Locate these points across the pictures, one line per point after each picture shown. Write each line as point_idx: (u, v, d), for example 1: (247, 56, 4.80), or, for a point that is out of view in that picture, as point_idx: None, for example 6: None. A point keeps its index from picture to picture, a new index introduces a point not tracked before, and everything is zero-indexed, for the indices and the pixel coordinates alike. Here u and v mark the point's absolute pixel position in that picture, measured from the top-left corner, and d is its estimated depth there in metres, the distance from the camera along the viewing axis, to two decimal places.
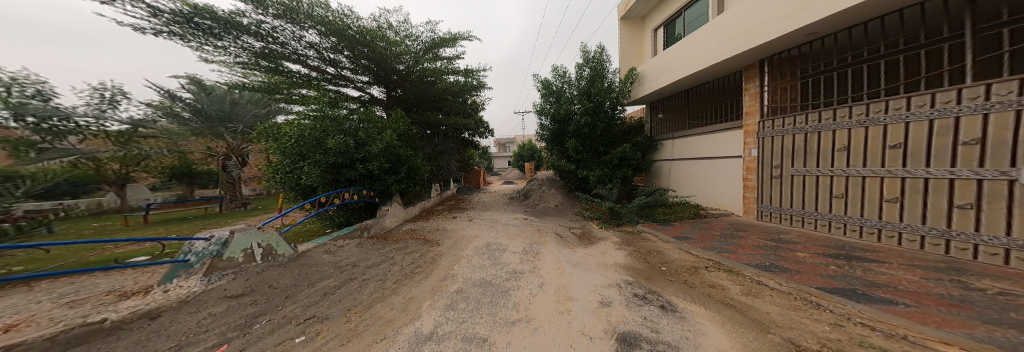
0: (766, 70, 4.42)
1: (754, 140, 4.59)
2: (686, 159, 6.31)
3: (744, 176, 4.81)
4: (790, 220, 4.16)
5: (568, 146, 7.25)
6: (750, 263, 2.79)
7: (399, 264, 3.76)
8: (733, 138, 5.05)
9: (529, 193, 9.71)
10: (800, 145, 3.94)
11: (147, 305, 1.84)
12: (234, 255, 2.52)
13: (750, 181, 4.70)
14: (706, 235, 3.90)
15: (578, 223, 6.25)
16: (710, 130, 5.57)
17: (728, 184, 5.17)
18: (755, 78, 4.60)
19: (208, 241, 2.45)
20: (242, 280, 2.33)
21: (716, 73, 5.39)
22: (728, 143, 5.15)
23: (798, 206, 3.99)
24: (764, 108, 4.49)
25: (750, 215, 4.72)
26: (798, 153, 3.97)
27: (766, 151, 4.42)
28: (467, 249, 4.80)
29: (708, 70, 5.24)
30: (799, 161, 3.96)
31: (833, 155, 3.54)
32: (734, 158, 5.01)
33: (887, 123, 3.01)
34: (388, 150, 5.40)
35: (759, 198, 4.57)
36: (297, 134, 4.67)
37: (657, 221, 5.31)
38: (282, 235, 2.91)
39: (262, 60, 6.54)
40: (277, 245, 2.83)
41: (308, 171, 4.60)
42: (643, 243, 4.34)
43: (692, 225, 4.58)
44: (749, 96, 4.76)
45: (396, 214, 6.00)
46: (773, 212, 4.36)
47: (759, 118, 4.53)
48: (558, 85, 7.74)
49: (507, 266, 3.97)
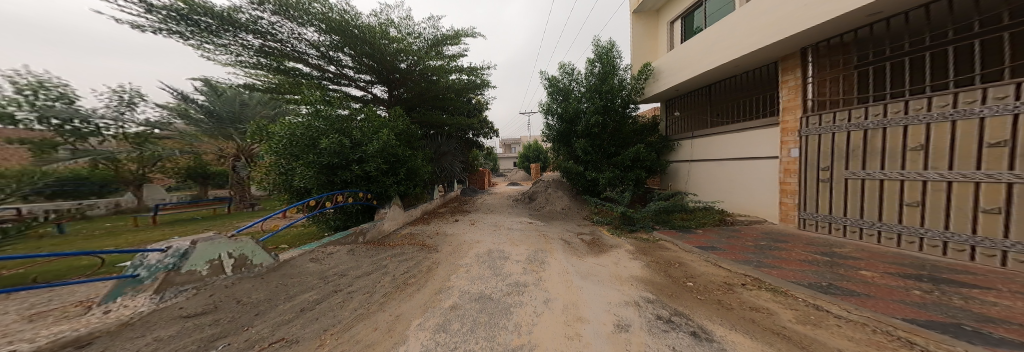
0: (810, 59, 3.87)
1: (794, 139, 4.06)
2: (709, 161, 5.77)
3: (781, 179, 4.26)
4: (842, 231, 3.57)
5: (576, 146, 6.85)
6: (802, 283, 2.29)
7: (390, 274, 3.48)
8: (767, 136, 4.50)
9: (535, 195, 9.33)
10: (857, 143, 3.35)
11: (74, 329, 1.51)
12: (196, 268, 2.18)
13: (789, 185, 4.15)
14: (736, 246, 3.43)
15: (587, 229, 5.83)
16: (737, 128, 5.03)
17: (761, 188, 4.61)
18: (796, 69, 4.04)
19: (165, 253, 2.13)
20: (203, 297, 2.02)
21: (744, 66, 4.86)
22: (761, 142, 4.60)
23: (854, 215, 3.41)
24: (806, 102, 3.94)
25: (789, 224, 4.16)
26: (854, 153, 3.37)
27: (811, 152, 3.86)
28: (466, 257, 4.47)
29: (736, 62, 4.72)
30: (856, 163, 3.36)
31: (903, 155, 2.96)
32: (769, 159, 4.45)
33: (986, 116, 2.43)
34: (386, 151, 5.16)
35: (802, 204, 3.98)
36: (290, 133, 4.45)
37: (675, 227, 4.83)
38: (258, 243, 2.66)
39: (264, 58, 6.48)
40: (252, 255, 2.58)
41: (302, 172, 4.39)
42: (661, 253, 3.89)
43: (717, 233, 4.08)
44: (787, 90, 4.22)
45: (394, 217, 5.77)
46: (823, 221, 3.74)
47: (801, 114, 3.97)
48: (566, 82, 7.37)
49: (509, 277, 3.60)
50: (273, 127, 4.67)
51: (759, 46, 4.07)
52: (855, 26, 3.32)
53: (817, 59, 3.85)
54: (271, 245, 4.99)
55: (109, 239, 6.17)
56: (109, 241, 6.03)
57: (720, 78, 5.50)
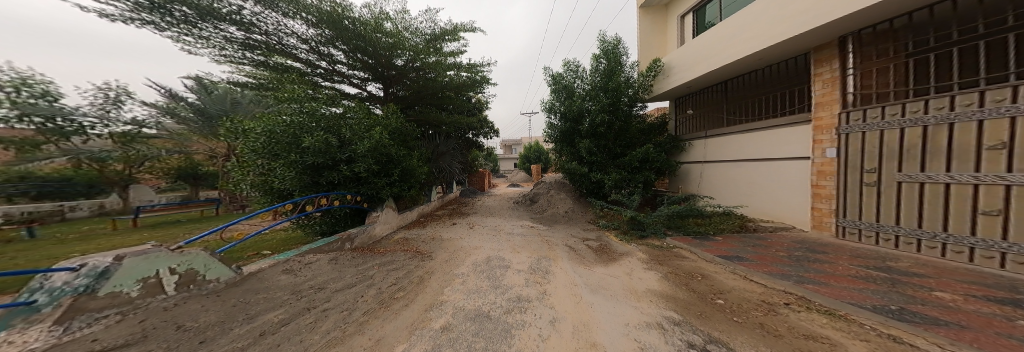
0: (849, 49, 3.50)
1: (831, 137, 3.65)
2: (727, 162, 5.39)
3: (814, 182, 3.86)
4: (891, 242, 3.12)
5: (580, 146, 6.53)
6: (864, 306, 1.88)
7: (376, 287, 3.11)
8: (798, 134, 4.10)
9: (536, 198, 8.97)
10: (913, 142, 2.89)
11: None
12: (122, 289, 1.74)
13: (824, 189, 3.75)
14: (765, 255, 3.04)
15: (594, 234, 5.45)
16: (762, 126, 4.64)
17: (789, 192, 4.22)
18: (832, 59, 3.67)
19: (77, 272, 1.64)
20: (117, 328, 1.56)
21: (767, 58, 4.47)
22: (791, 141, 4.19)
23: (908, 223, 2.94)
24: (845, 96, 3.55)
25: (825, 232, 3.75)
26: (910, 152, 2.91)
27: (852, 151, 3.43)
28: (463, 265, 4.09)
29: (759, 54, 4.34)
30: (912, 164, 2.89)
31: (978, 155, 2.47)
32: (801, 160, 4.05)
33: None
34: (377, 150, 4.79)
35: (842, 210, 3.56)
36: (268, 130, 4.02)
37: (689, 233, 4.45)
38: (213, 256, 2.28)
39: (249, 52, 6.09)
40: (205, 270, 2.18)
41: (283, 173, 3.97)
42: (678, 262, 3.52)
43: (740, 241, 3.68)
44: (820, 84, 3.85)
45: (386, 221, 5.39)
46: (871, 230, 3.27)
47: (839, 109, 3.59)
48: (571, 79, 7.08)
49: (509, 290, 3.20)
50: (252, 122, 4.23)
51: (789, 35, 3.68)
52: (903, 10, 2.94)
53: (858, 48, 3.47)
54: (252, 250, 4.72)
55: (83, 244, 5.79)
56: (79, 245, 5.60)
57: (740, 73, 5.17)
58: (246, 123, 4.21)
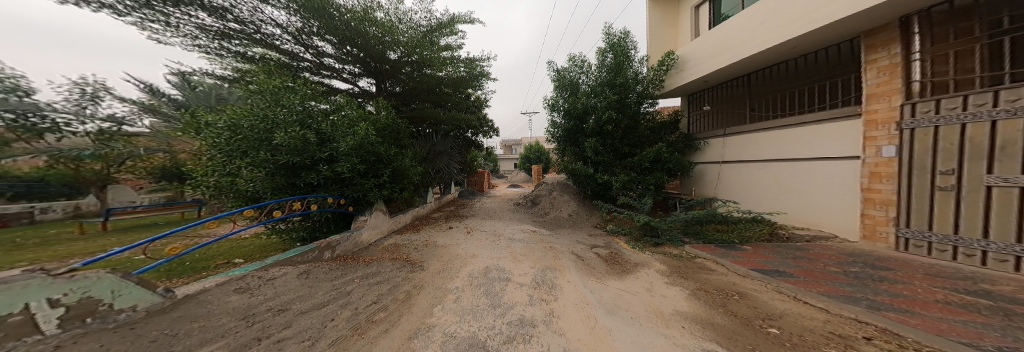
0: (913, 30, 3.07)
1: (890, 133, 3.19)
2: (751, 162, 5.00)
3: (866, 185, 3.40)
4: (972, 256, 2.62)
5: (585, 145, 6.11)
6: (986, 349, 1.40)
7: (353, 307, 2.61)
8: (844, 131, 3.66)
9: (537, 200, 8.51)
10: (1011, 137, 2.39)
11: None
12: None
13: (878, 193, 3.30)
14: (814, 271, 2.59)
15: (601, 240, 5.02)
16: (799, 123, 4.20)
17: (833, 196, 3.77)
18: (892, 42, 3.22)
19: None
20: None
21: (800, 46, 4.03)
22: (837, 139, 3.74)
23: (1002, 237, 2.44)
24: (908, 86, 3.10)
25: (878, 243, 3.30)
26: (1005, 150, 2.42)
27: (920, 149, 2.96)
28: (457, 278, 3.60)
29: (793, 42, 3.88)
30: (1009, 165, 2.41)
31: None
32: (848, 159, 3.61)
33: None
34: (363, 148, 4.31)
35: (903, 219, 3.10)
36: (232, 125, 3.51)
37: (710, 241, 4.02)
38: (130, 278, 1.83)
39: (223, 42, 5.50)
40: (114, 295, 1.68)
41: (251, 174, 3.49)
42: (703, 276, 3.07)
43: (774, 252, 3.22)
44: (875, 72, 3.41)
45: (375, 225, 4.95)
46: (946, 243, 2.79)
47: (901, 100, 3.12)
48: (575, 75, 6.71)
49: (510, 310, 2.72)
50: (214, 114, 3.69)
51: (833, 19, 3.23)
52: None
53: (925, 29, 3.02)
54: (222, 259, 4.36)
55: (39, 250, 5.28)
56: (34, 252, 5.09)
57: (767, 64, 4.75)
58: (207, 115, 3.66)
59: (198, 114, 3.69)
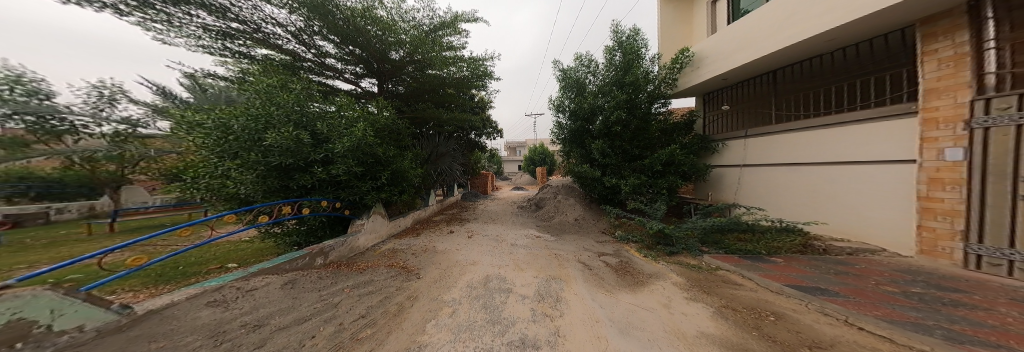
0: (986, 16, 2.66)
1: (958, 134, 2.76)
2: (778, 165, 4.61)
3: (924, 192, 2.98)
4: None
5: (593, 147, 5.81)
6: None
7: (339, 322, 2.38)
8: (896, 131, 3.23)
9: (542, 203, 8.22)
10: None
11: None
12: None
13: (939, 202, 2.87)
14: (865, 290, 2.23)
15: (610, 248, 4.71)
16: (839, 122, 3.79)
17: (881, 205, 3.35)
18: (957, 30, 2.80)
19: None
20: None
21: (836, 39, 3.64)
22: (885, 141, 3.33)
23: None
24: (980, 79, 2.68)
25: (940, 259, 2.88)
26: None
27: (1000, 152, 2.53)
28: (455, 288, 3.35)
29: (829, 34, 3.50)
30: None
31: None
32: (900, 163, 3.18)
33: None
34: (361, 150, 4.11)
35: (976, 233, 2.66)
36: (222, 123, 3.35)
37: (732, 251, 3.66)
38: (85, 301, 1.58)
39: (226, 42, 5.45)
40: (57, 318, 1.43)
41: (242, 176, 3.32)
42: (727, 291, 2.72)
43: (811, 266, 2.84)
44: (935, 64, 2.98)
45: (373, 229, 4.77)
46: None
47: (972, 95, 2.68)
48: (582, 74, 6.45)
49: (510, 328, 2.44)
50: (204, 113, 3.52)
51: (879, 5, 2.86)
52: None
53: (1001, 13, 2.61)
54: (216, 263, 4.24)
55: (42, 251, 5.26)
56: (37, 254, 5.07)
57: (797, 60, 4.37)
58: (196, 113, 3.48)
59: (187, 112, 3.52)
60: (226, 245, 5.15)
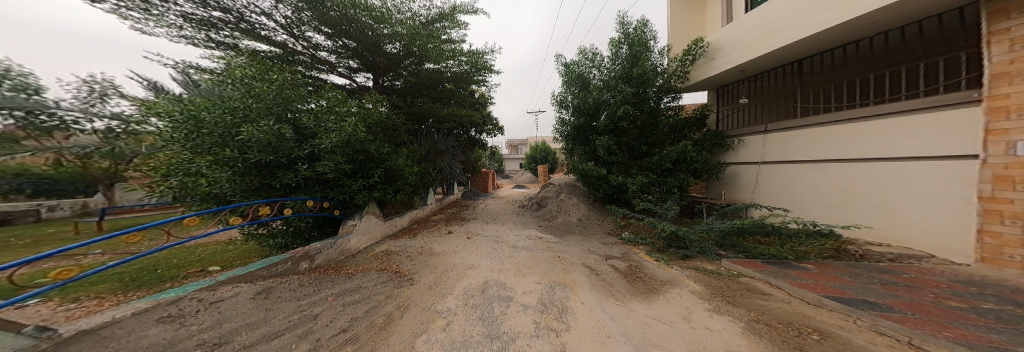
0: None
1: None
2: (804, 163, 4.27)
3: (987, 192, 2.59)
4: None
5: (597, 144, 5.51)
6: None
7: (315, 338, 2.08)
8: (947, 123, 2.86)
9: (544, 202, 7.92)
10: None
11: None
12: None
13: (1005, 203, 2.49)
14: (925, 305, 1.91)
15: (616, 250, 4.40)
16: (878, 115, 3.43)
17: (929, 206, 2.98)
18: None
19: None
20: None
21: (878, 23, 3.25)
22: (934, 134, 2.95)
23: None
24: None
25: (1007, 269, 2.45)
26: None
27: None
28: (451, 296, 3.05)
29: (867, 16, 3.12)
30: None
31: None
32: (953, 159, 2.81)
33: None
34: (350, 146, 3.80)
35: None
36: (193, 116, 3.06)
37: (755, 256, 3.35)
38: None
39: (211, 33, 5.16)
40: None
41: (215, 174, 3.03)
42: (755, 302, 2.40)
43: (852, 274, 2.51)
44: (1005, 45, 2.53)
45: (366, 231, 4.49)
46: None
47: None
48: (586, 69, 6.13)
49: (511, 344, 2.14)
50: (172, 104, 3.21)
51: None
52: None
53: None
54: (197, 266, 3.96)
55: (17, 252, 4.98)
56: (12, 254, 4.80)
57: (826, 48, 4.03)
58: (162, 104, 3.17)
59: (156, 103, 3.22)
60: (213, 247, 4.88)
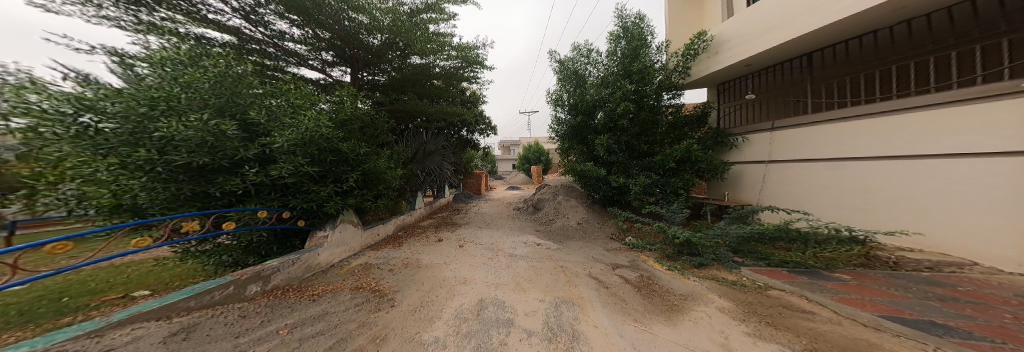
0: None
1: None
2: (819, 162, 4.13)
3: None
4: None
5: (597, 143, 5.14)
6: None
7: None
8: (985, 118, 2.72)
9: (540, 204, 7.48)
10: None
11: None
12: None
13: None
14: (1011, 329, 1.61)
15: (623, 257, 4.01)
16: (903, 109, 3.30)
17: (962, 208, 2.85)
18: None
19: None
20: None
21: (904, 9, 3.03)
22: (971, 131, 2.80)
23: None
24: None
25: None
26: None
27: None
28: (439, 322, 2.51)
29: (893, 3, 2.89)
30: None
31: None
32: (994, 159, 2.67)
33: None
34: (313, 144, 3.19)
35: None
36: (89, 107, 2.34)
37: (778, 264, 3.07)
38: None
39: (142, 13, 4.25)
40: None
41: (124, 182, 2.38)
42: (800, 324, 2.06)
43: (901, 289, 2.21)
44: None
45: (339, 242, 3.87)
46: None
47: None
48: (581, 66, 5.77)
49: None
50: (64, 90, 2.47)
51: None
52: None
53: None
54: (118, 292, 3.17)
55: None
56: None
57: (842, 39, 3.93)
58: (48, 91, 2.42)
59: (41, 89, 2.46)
60: (147, 267, 4.02)
